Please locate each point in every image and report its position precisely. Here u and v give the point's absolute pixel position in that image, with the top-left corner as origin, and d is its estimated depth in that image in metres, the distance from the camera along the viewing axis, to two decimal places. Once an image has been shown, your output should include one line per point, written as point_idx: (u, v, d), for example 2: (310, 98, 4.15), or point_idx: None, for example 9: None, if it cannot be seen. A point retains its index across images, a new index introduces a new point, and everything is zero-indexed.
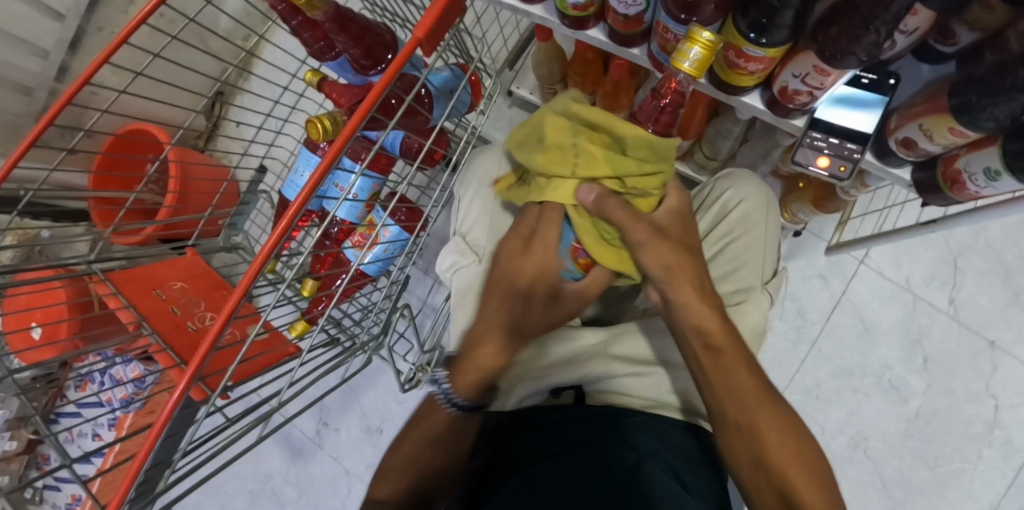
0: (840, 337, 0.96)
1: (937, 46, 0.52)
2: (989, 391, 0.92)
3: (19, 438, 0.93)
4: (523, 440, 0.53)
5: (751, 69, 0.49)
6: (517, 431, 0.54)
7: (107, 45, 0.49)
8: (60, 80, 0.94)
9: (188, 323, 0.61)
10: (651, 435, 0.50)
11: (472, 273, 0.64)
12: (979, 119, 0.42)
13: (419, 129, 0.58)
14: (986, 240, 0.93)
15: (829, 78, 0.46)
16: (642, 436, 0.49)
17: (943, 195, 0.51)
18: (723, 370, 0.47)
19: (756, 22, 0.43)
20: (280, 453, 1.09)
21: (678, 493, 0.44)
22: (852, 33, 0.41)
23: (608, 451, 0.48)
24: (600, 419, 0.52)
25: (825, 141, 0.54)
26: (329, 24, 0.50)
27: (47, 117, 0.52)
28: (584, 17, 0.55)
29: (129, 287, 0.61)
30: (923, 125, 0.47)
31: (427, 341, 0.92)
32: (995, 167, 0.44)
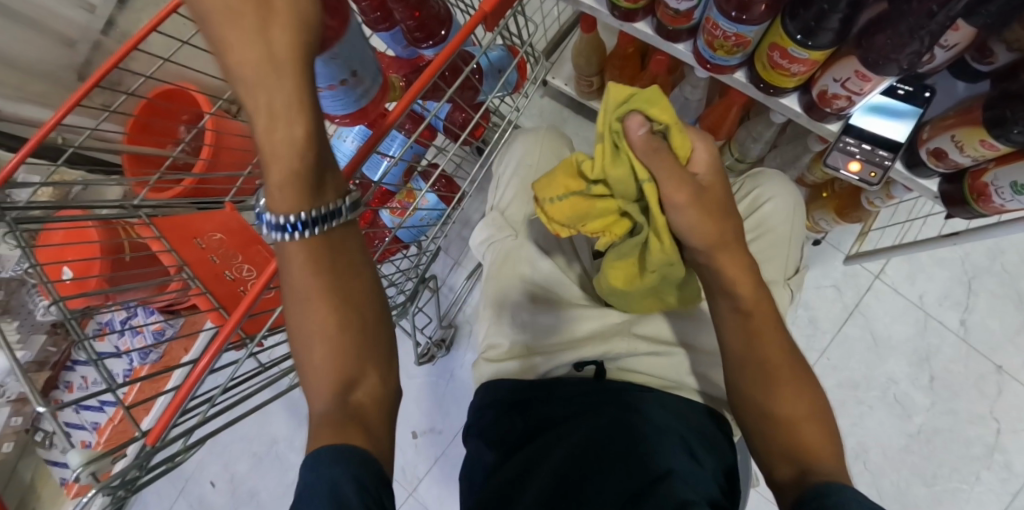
0: (848, 350, 0.97)
1: (973, 64, 0.54)
2: (992, 414, 0.93)
3: (37, 380, 0.95)
4: (543, 412, 0.54)
5: (792, 71, 0.51)
6: (537, 403, 0.56)
7: (168, 4, 0.51)
8: (105, 33, 0.98)
9: (226, 273, 0.63)
10: (669, 413, 0.52)
11: (506, 247, 0.68)
12: (1011, 133, 0.44)
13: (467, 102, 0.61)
14: (1002, 265, 0.95)
15: (868, 85, 0.48)
16: (659, 413, 0.52)
17: (968, 208, 0.53)
18: (754, 329, 0.49)
19: (805, 25, 0.45)
20: (287, 418, 1.11)
21: (693, 468, 0.46)
22: (897, 42, 0.43)
23: (626, 422, 0.50)
24: (618, 396, 0.54)
25: (858, 147, 0.55)
26: None
27: (111, 61, 0.55)
28: (633, 9, 0.57)
29: (171, 235, 0.63)
30: (954, 137, 0.49)
31: (445, 317, 0.96)
32: (1021, 181, 0.46)
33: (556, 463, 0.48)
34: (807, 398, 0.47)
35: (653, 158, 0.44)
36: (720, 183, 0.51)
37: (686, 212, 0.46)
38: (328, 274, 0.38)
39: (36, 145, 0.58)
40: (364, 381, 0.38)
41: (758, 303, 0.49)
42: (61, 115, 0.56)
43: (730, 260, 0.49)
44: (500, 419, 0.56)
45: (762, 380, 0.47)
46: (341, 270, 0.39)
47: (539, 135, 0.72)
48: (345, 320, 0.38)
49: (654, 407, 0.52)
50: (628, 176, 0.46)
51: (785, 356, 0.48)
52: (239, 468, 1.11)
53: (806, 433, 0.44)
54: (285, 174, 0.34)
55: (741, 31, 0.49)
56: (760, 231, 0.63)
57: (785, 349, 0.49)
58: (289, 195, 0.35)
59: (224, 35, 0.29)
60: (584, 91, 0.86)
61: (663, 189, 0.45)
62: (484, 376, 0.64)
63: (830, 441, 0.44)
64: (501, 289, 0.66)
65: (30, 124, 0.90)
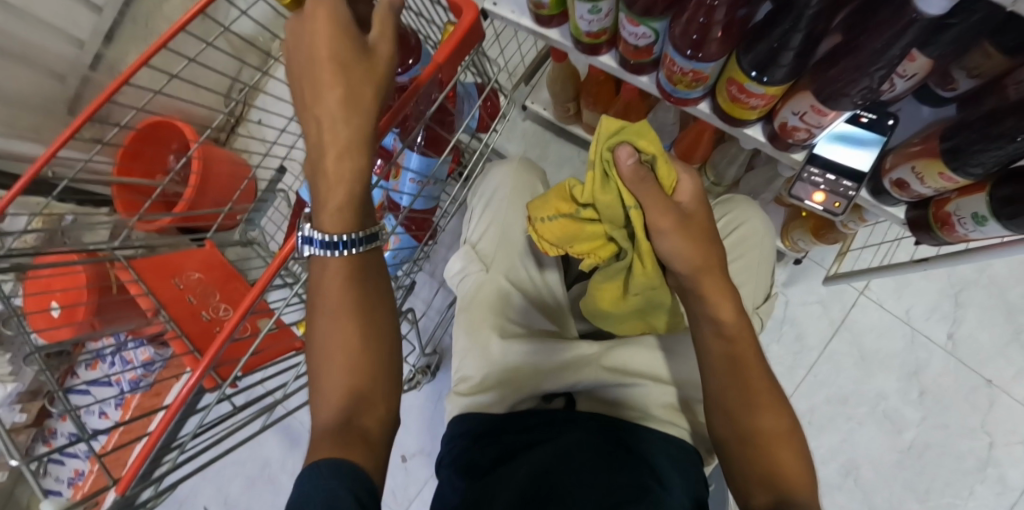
0: (835, 365, 0.96)
1: (936, 89, 0.54)
2: (984, 427, 0.92)
3: (29, 411, 0.96)
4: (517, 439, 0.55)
5: (751, 104, 0.52)
6: (511, 430, 0.56)
7: (143, 50, 0.53)
8: (93, 68, 0.98)
9: (203, 312, 0.64)
10: (660, 450, 0.53)
11: (479, 280, 0.68)
12: (969, 165, 0.44)
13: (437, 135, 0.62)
14: (989, 277, 0.94)
15: (826, 118, 0.48)
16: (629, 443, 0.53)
17: (934, 234, 0.53)
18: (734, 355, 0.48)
19: (758, 61, 0.46)
20: (278, 442, 1.12)
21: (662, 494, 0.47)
22: (848, 77, 0.44)
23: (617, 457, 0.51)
24: (613, 430, 0.55)
25: (822, 177, 0.56)
26: None
27: (90, 107, 0.56)
28: (597, 43, 0.58)
29: (150, 274, 0.63)
30: (915, 167, 0.49)
31: (429, 344, 0.96)
32: (982, 212, 0.46)
33: (537, 478, 0.48)
34: (783, 419, 0.47)
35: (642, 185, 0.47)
36: (706, 213, 0.52)
37: (673, 234, 0.47)
38: (353, 296, 0.39)
39: (21, 189, 0.59)
40: (367, 412, 0.36)
41: (739, 325, 0.48)
42: (43, 162, 0.58)
43: (714, 285, 0.49)
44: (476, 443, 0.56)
45: (743, 401, 0.47)
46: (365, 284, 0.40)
47: (510, 168, 0.73)
48: (366, 344, 0.38)
49: (645, 444, 0.54)
50: (615, 203, 0.49)
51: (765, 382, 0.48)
52: (232, 493, 1.12)
53: (784, 459, 0.45)
54: (341, 200, 0.37)
55: (698, 68, 0.49)
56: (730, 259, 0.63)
57: (765, 375, 0.49)
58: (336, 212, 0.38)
59: (325, 91, 0.36)
60: (562, 116, 0.87)
61: (648, 216, 0.48)
62: (455, 409, 0.63)
63: (804, 467, 0.45)
64: (473, 320, 0.66)
65: (19, 159, 0.91)
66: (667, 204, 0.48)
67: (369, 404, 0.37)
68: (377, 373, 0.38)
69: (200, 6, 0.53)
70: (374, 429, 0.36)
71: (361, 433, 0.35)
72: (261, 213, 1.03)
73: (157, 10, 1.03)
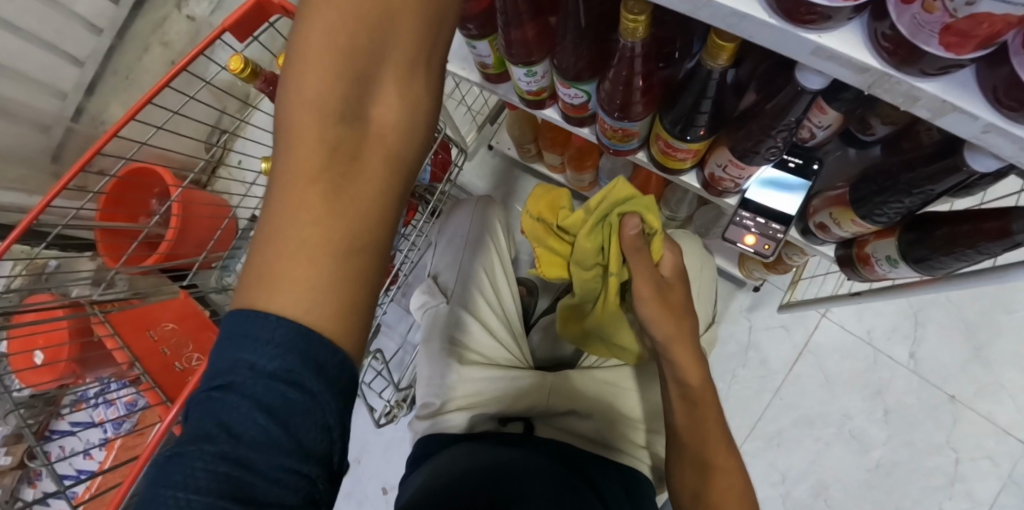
0: (801, 387, 0.99)
1: (857, 134, 0.58)
2: (949, 444, 0.94)
3: (15, 454, 0.97)
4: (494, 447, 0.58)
5: (679, 156, 0.55)
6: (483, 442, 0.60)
7: (115, 120, 0.57)
8: (76, 119, 1.02)
9: (176, 363, 0.67)
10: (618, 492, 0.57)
11: (439, 315, 0.71)
12: (876, 213, 0.47)
13: None
14: (947, 295, 0.97)
15: (745, 172, 0.52)
16: (593, 472, 0.59)
17: (858, 272, 0.56)
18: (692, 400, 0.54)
19: (678, 119, 0.50)
20: None
21: None
22: (756, 137, 0.47)
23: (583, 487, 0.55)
24: (582, 464, 0.59)
25: (752, 220, 0.59)
26: None
27: (72, 169, 0.61)
28: (541, 99, 0.61)
29: (125, 329, 0.66)
30: (831, 213, 0.52)
31: (404, 377, 0.97)
32: (893, 255, 0.49)
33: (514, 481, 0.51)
34: (735, 463, 0.51)
35: (633, 253, 0.57)
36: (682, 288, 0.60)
37: None
38: (366, 12, 0.26)
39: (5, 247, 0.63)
40: (370, 155, 0.27)
41: (700, 379, 0.54)
42: (23, 225, 0.62)
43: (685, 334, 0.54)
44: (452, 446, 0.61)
45: (698, 442, 0.52)
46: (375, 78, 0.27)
47: (473, 209, 0.77)
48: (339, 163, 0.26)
49: (606, 481, 0.58)
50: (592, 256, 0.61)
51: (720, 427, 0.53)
52: None
53: (728, 500, 0.48)
54: None
55: (627, 126, 0.53)
56: None
57: (721, 433, 0.52)
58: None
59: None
60: (525, 156, 0.90)
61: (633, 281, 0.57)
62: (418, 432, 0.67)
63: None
64: (433, 353, 0.68)
65: (4, 209, 0.95)
66: (649, 274, 0.57)
67: (370, 152, 0.27)
68: (403, 97, 0.28)
69: (167, 78, 0.56)
70: (369, 192, 0.27)
71: (345, 204, 0.26)
72: (236, 259, 1.08)
73: (138, 61, 1.07)
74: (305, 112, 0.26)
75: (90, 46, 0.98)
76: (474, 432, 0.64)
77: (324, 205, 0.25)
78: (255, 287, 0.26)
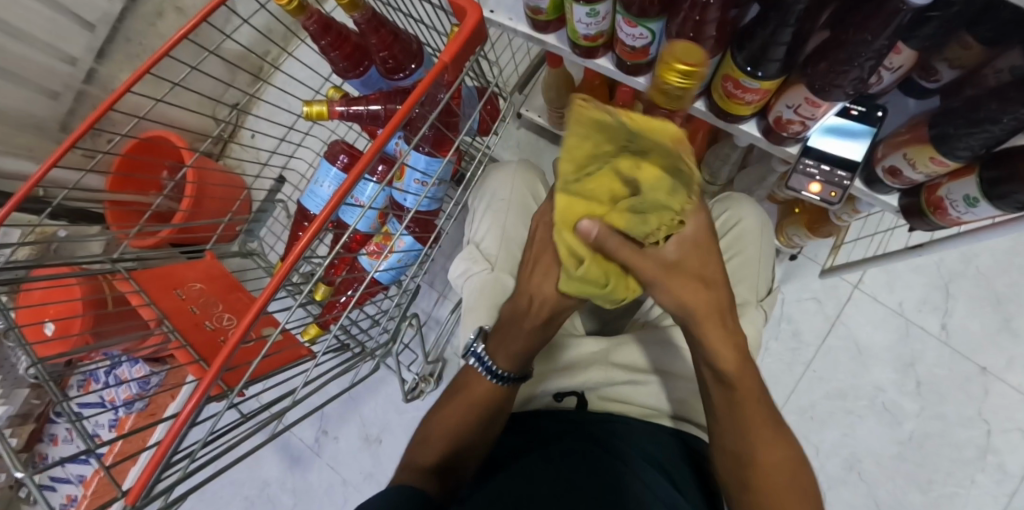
0: (832, 360, 0.98)
1: (921, 81, 0.55)
2: (981, 415, 0.93)
3: (20, 434, 0.92)
4: (528, 434, 0.55)
5: (747, 99, 0.54)
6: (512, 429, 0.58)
7: (149, 57, 0.54)
8: (88, 83, 0.98)
9: (206, 322, 0.63)
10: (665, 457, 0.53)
11: (484, 279, 0.67)
12: (957, 149, 0.46)
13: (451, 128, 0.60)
14: (977, 267, 0.97)
15: (819, 110, 0.51)
16: (638, 438, 0.54)
17: (927, 219, 0.55)
18: (736, 395, 0.50)
19: (752, 57, 0.48)
20: (278, 460, 1.09)
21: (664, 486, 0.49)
22: (838, 69, 0.45)
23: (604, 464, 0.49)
24: (594, 437, 0.53)
25: (817, 168, 0.58)
26: (364, 26, 0.55)
27: (91, 118, 0.57)
28: (594, 46, 0.59)
29: (152, 286, 0.63)
30: (906, 154, 0.50)
31: (432, 352, 0.93)
32: (973, 194, 0.47)
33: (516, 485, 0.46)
34: (780, 457, 0.48)
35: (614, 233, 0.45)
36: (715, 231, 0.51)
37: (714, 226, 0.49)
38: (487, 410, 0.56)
39: (19, 200, 0.59)
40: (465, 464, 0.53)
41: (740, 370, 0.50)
42: (42, 174, 0.59)
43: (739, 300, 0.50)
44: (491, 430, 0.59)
45: (740, 438, 0.49)
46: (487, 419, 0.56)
47: (513, 169, 0.74)
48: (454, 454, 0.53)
49: (637, 439, 0.54)
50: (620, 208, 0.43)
51: (762, 415, 0.50)
52: None
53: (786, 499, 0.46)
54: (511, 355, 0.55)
55: (695, 66, 0.51)
56: (731, 254, 0.67)
57: (774, 438, 0.49)
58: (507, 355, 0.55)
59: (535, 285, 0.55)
60: (557, 122, 0.88)
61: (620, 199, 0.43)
62: None
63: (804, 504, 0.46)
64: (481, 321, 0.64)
65: (11, 176, 0.90)
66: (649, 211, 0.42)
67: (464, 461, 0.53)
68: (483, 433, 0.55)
69: (204, 13, 0.53)
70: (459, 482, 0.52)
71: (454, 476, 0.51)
72: (261, 223, 1.03)
73: (151, 27, 1.03)
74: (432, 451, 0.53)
75: (102, 8, 0.93)
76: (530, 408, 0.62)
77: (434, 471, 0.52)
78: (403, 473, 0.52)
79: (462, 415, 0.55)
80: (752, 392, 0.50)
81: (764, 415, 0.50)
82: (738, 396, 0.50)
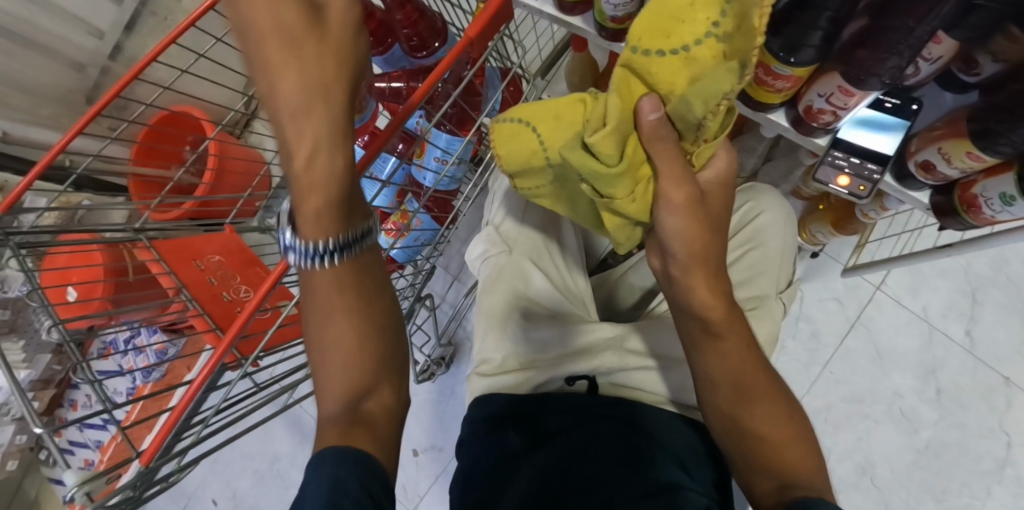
0: (851, 363, 0.96)
1: (960, 75, 0.54)
2: (1002, 427, 0.91)
3: (42, 398, 0.94)
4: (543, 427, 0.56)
5: (778, 87, 0.53)
6: (529, 415, 0.57)
7: (175, 28, 0.54)
8: (113, 57, 0.99)
9: (223, 294, 0.64)
10: (681, 446, 0.53)
11: (500, 263, 0.68)
12: (997, 144, 0.44)
13: (472, 107, 0.59)
14: (1007, 274, 0.94)
15: (853, 99, 0.49)
16: (660, 429, 0.54)
17: (960, 219, 0.53)
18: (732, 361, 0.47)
19: (785, 41, 0.47)
20: (288, 436, 1.10)
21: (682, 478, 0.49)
22: (878, 56, 0.44)
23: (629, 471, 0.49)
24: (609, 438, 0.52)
25: (846, 160, 0.56)
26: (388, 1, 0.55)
27: (116, 88, 0.58)
28: (621, 29, 0.58)
29: (171, 256, 0.64)
30: (941, 148, 0.49)
31: (444, 335, 0.96)
32: (1010, 192, 0.46)
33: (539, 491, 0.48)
34: (780, 414, 0.45)
35: (656, 148, 0.38)
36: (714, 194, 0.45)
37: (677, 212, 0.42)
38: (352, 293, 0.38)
39: (44, 166, 0.60)
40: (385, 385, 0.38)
41: (732, 328, 0.46)
42: (67, 140, 0.59)
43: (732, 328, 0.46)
44: (501, 419, 0.58)
45: (737, 403, 0.46)
46: (367, 294, 0.38)
47: None
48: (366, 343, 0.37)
49: (661, 430, 0.54)
50: (704, 107, 0.35)
51: (739, 363, 0.46)
52: (241, 486, 1.10)
53: (791, 456, 0.43)
54: (320, 204, 0.34)
55: None
56: (756, 245, 0.65)
57: (759, 366, 0.48)
58: (319, 225, 0.34)
59: (277, 73, 0.31)
60: None
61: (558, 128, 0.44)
62: (476, 390, 0.63)
63: (793, 427, 0.45)
64: (497, 302, 0.65)
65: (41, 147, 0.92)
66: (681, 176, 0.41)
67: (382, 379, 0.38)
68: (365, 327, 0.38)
69: None
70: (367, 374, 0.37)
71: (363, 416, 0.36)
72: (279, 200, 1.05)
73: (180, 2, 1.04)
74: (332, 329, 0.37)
75: None
76: (539, 392, 0.60)
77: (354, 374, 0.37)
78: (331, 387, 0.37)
79: (351, 305, 0.37)
80: (746, 355, 0.47)
81: (749, 367, 0.47)
82: (721, 364, 0.46)
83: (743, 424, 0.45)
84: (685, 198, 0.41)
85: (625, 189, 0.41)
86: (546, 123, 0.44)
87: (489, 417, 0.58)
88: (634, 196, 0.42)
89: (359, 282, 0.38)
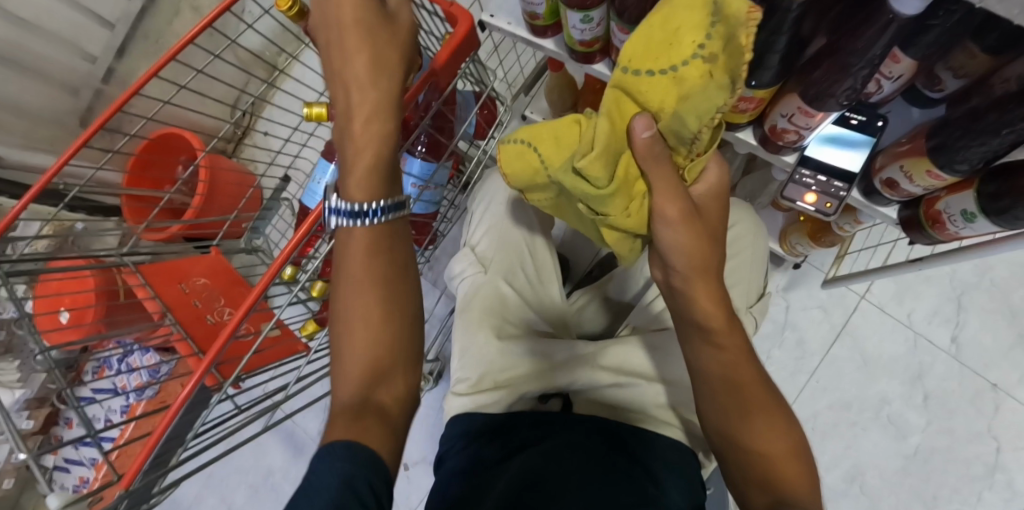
0: (837, 371, 0.96)
1: (925, 91, 0.54)
2: (990, 432, 0.91)
3: (37, 417, 0.96)
4: (530, 439, 0.56)
5: (741, 107, 0.54)
6: (518, 429, 0.58)
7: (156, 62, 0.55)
8: (106, 81, 1.01)
9: (207, 316, 0.66)
10: (665, 468, 0.54)
11: (477, 281, 0.69)
12: (955, 162, 0.45)
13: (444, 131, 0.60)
14: (991, 280, 0.94)
15: (814, 120, 0.50)
16: (646, 454, 0.55)
17: (926, 233, 0.54)
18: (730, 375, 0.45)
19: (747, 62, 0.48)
20: (282, 450, 1.12)
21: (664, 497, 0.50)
22: (834, 77, 0.45)
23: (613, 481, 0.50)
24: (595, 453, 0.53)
25: (814, 178, 0.57)
26: None
27: (99, 120, 0.59)
28: (590, 52, 0.59)
29: (158, 278, 0.65)
30: (902, 167, 0.49)
31: (431, 350, 0.96)
32: (971, 209, 0.47)
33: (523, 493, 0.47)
34: (783, 431, 0.44)
35: (649, 167, 0.39)
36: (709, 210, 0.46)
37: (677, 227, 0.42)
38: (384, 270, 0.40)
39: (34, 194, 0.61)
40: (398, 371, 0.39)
41: (731, 334, 0.45)
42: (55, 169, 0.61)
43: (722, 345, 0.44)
44: (490, 432, 0.58)
45: (740, 416, 0.44)
46: (392, 268, 0.40)
47: None
48: (387, 316, 0.39)
49: (646, 453, 0.55)
50: (697, 122, 0.36)
51: (744, 372, 0.45)
52: (236, 501, 1.11)
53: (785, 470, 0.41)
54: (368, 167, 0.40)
55: None
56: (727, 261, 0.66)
57: (758, 377, 0.46)
58: (365, 183, 0.40)
59: (351, 54, 0.39)
60: None
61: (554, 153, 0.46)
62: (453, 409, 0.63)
63: (791, 442, 0.43)
64: (474, 318, 0.66)
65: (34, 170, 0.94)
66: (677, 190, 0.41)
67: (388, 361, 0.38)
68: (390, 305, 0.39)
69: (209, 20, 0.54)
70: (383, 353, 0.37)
71: (373, 402, 0.36)
72: (266, 220, 1.07)
73: (169, 25, 1.06)
74: (358, 285, 0.38)
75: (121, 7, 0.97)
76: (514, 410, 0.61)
77: (377, 324, 0.38)
78: (353, 340, 0.38)
79: (374, 280, 0.39)
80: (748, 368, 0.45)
81: (753, 380, 0.45)
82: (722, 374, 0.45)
83: (741, 434, 0.44)
84: (679, 212, 0.41)
85: (618, 206, 0.43)
86: (547, 144, 0.46)
87: (478, 431, 0.59)
88: (629, 213, 0.43)
89: (392, 262, 0.40)
